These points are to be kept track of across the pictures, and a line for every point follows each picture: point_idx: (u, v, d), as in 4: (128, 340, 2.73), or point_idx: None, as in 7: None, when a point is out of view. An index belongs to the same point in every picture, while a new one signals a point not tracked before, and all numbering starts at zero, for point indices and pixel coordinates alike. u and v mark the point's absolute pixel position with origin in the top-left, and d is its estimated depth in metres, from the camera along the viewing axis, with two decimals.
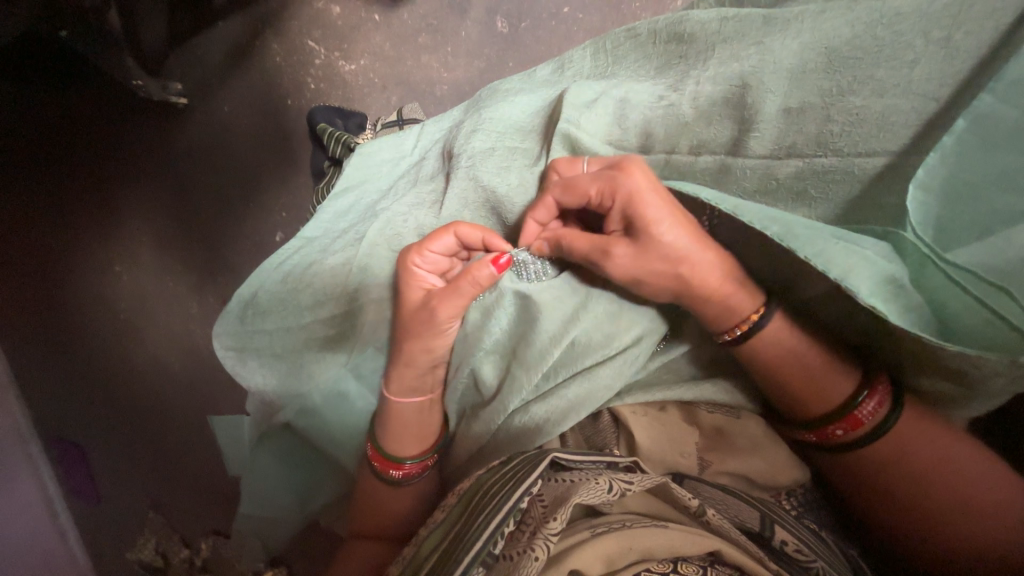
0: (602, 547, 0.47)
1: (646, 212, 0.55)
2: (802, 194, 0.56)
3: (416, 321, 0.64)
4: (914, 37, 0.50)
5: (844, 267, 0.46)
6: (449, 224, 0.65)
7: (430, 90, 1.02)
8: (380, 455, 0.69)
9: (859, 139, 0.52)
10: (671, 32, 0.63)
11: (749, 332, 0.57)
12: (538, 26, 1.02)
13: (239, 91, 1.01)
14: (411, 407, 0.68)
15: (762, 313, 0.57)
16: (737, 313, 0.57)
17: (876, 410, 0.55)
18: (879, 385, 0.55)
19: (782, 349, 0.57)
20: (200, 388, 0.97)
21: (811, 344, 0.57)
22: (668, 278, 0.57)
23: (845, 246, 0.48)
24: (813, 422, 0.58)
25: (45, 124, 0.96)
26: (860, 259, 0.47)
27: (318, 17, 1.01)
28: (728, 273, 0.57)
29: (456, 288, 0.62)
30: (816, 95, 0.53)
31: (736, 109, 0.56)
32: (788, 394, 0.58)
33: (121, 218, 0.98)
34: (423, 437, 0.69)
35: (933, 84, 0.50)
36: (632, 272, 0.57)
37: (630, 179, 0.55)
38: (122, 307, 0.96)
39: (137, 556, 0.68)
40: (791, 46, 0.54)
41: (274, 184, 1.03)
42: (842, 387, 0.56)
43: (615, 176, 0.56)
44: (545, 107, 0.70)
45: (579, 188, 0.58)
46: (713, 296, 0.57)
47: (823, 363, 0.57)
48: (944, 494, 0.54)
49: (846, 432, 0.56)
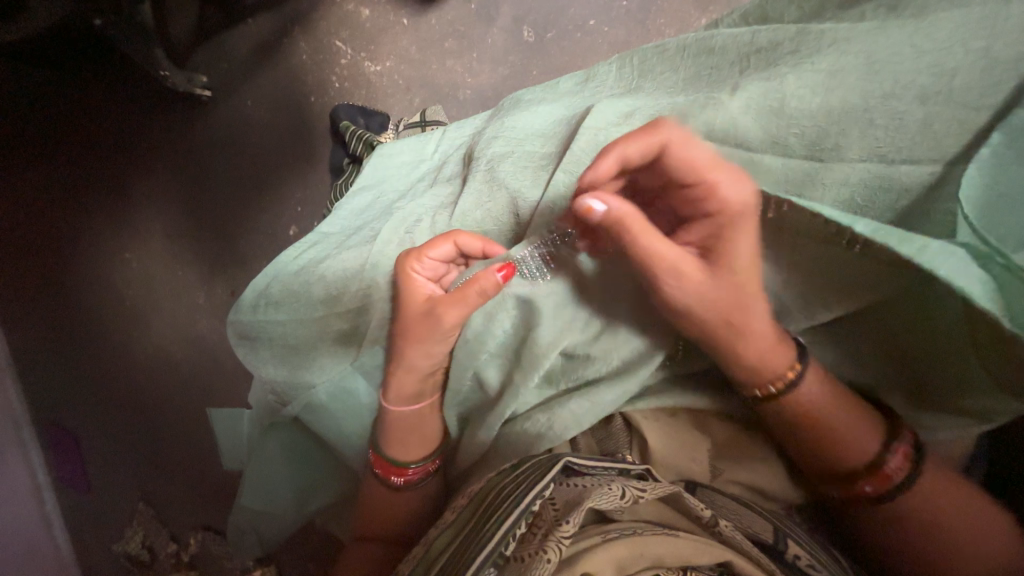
0: (614, 552, 0.47)
1: (737, 234, 0.54)
2: (847, 202, 0.53)
3: (418, 326, 0.64)
4: (955, 45, 0.50)
5: (951, 270, 0.45)
6: (450, 232, 0.65)
7: (453, 94, 1.04)
8: (379, 459, 0.69)
9: (903, 144, 0.51)
10: (701, 47, 0.62)
11: (781, 391, 0.57)
12: (564, 36, 1.04)
13: (264, 88, 1.03)
14: (410, 412, 0.68)
15: (797, 373, 0.56)
16: (771, 372, 0.57)
17: (899, 468, 0.55)
18: (904, 441, 0.55)
19: (816, 406, 0.57)
20: (203, 377, 0.98)
21: (842, 396, 0.57)
22: (717, 321, 0.56)
23: (948, 250, 0.46)
24: (845, 476, 0.56)
25: (70, 111, 0.98)
26: (947, 250, 0.46)
27: (347, 18, 1.03)
28: (772, 334, 0.56)
29: (462, 295, 0.61)
30: (859, 96, 0.52)
31: (775, 107, 0.54)
32: (812, 451, 0.57)
33: (136, 207, 1.00)
34: (416, 445, 0.68)
35: (975, 93, 0.49)
36: (688, 288, 0.55)
37: (739, 186, 0.53)
38: (130, 295, 0.98)
39: (123, 547, 0.86)
40: (828, 54, 0.53)
41: (292, 179, 1.03)
42: (868, 446, 0.55)
43: (725, 170, 0.53)
44: (567, 114, 0.69)
45: (693, 159, 0.53)
46: (755, 355, 0.56)
47: (856, 417, 0.56)
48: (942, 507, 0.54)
49: (874, 488, 0.55)
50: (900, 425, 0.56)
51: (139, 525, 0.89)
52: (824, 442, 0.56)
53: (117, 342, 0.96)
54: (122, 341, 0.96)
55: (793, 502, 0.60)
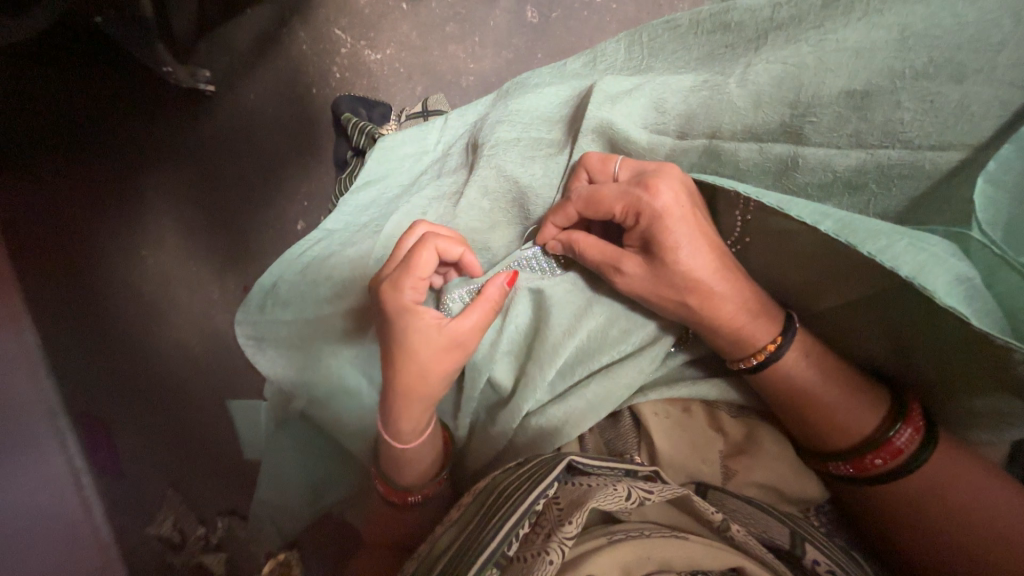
0: (619, 555, 0.45)
1: (670, 235, 0.50)
2: (860, 189, 0.48)
3: (434, 353, 0.55)
4: (1002, 16, 0.42)
5: (915, 263, 0.38)
6: (425, 241, 0.57)
7: (456, 81, 1.00)
8: (390, 487, 0.64)
9: (932, 129, 0.44)
10: (716, 21, 0.55)
11: (765, 362, 0.51)
12: (569, 16, 0.99)
13: (267, 81, 1.01)
14: (421, 443, 0.61)
15: (779, 343, 0.50)
16: (750, 343, 0.51)
17: (913, 438, 0.48)
18: (913, 412, 0.48)
19: (806, 382, 0.50)
20: (221, 372, 1.01)
21: (831, 369, 0.51)
22: (674, 306, 0.52)
23: (912, 243, 0.39)
24: (848, 451, 0.50)
25: (75, 106, 0.96)
26: (931, 256, 0.39)
27: (347, 6, 1.00)
28: (743, 303, 0.51)
29: (475, 310, 0.56)
30: (886, 78, 0.45)
31: (790, 92, 0.48)
32: (813, 435, 0.52)
33: (148, 202, 0.99)
34: (426, 464, 0.63)
35: (1021, 71, 0.42)
36: (641, 292, 0.52)
37: (656, 198, 0.49)
38: (147, 290, 0.97)
39: (157, 531, 0.77)
40: (855, 28, 0.47)
41: (297, 173, 1.02)
42: (867, 418, 0.49)
43: (640, 194, 0.50)
44: (575, 97, 0.65)
45: (604, 205, 0.52)
46: (722, 326, 0.51)
47: (848, 391, 0.50)
48: (1000, 532, 0.46)
49: (885, 461, 0.49)
50: (906, 396, 0.50)
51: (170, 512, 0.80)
52: (814, 423, 0.51)
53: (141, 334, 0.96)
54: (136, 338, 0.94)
55: (813, 503, 0.54)
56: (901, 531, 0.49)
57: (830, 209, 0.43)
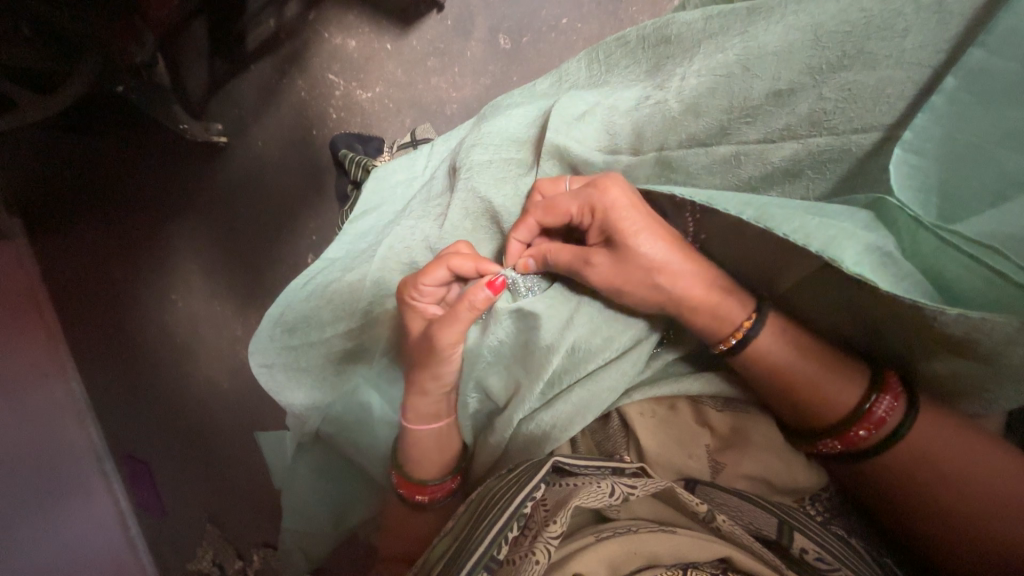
0: (607, 553, 0.45)
1: (625, 222, 0.52)
2: (798, 175, 0.51)
3: (423, 355, 0.61)
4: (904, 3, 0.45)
5: (825, 238, 0.40)
6: (443, 256, 0.59)
7: (440, 110, 1.06)
8: (405, 481, 0.65)
9: (853, 115, 0.48)
10: (659, 36, 0.58)
11: (744, 340, 0.51)
12: (539, 39, 1.05)
13: (270, 127, 1.07)
14: (430, 429, 0.65)
15: (755, 320, 0.51)
16: (728, 320, 0.52)
17: (893, 407, 0.48)
18: (890, 381, 0.49)
19: (779, 362, 0.51)
20: (246, 404, 1.05)
21: (806, 347, 0.51)
22: (645, 290, 0.53)
23: (822, 220, 0.41)
24: (836, 425, 0.50)
25: (106, 168, 1.05)
26: (840, 231, 0.40)
27: (337, 52, 1.07)
28: (712, 283, 0.52)
29: (455, 314, 0.57)
30: (806, 74, 0.49)
31: (724, 99, 0.52)
32: (796, 413, 0.53)
33: (175, 251, 1.07)
34: (445, 454, 0.66)
35: (928, 51, 0.45)
36: (611, 283, 0.54)
37: (607, 196, 0.52)
38: (179, 331, 1.06)
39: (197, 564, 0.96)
40: (775, 31, 0.50)
41: (305, 211, 1.07)
42: (846, 389, 0.50)
43: (592, 194, 0.53)
44: (540, 118, 0.68)
45: (560, 211, 0.55)
46: (697, 305, 0.52)
47: (826, 366, 0.51)
48: (977, 490, 0.47)
49: (870, 432, 0.49)
50: (886, 373, 0.50)
51: (211, 545, 0.98)
52: (795, 399, 0.52)
53: (176, 372, 1.04)
54: (178, 375, 1.05)
55: (807, 493, 0.54)
56: (893, 497, 0.50)
57: (751, 199, 0.44)
